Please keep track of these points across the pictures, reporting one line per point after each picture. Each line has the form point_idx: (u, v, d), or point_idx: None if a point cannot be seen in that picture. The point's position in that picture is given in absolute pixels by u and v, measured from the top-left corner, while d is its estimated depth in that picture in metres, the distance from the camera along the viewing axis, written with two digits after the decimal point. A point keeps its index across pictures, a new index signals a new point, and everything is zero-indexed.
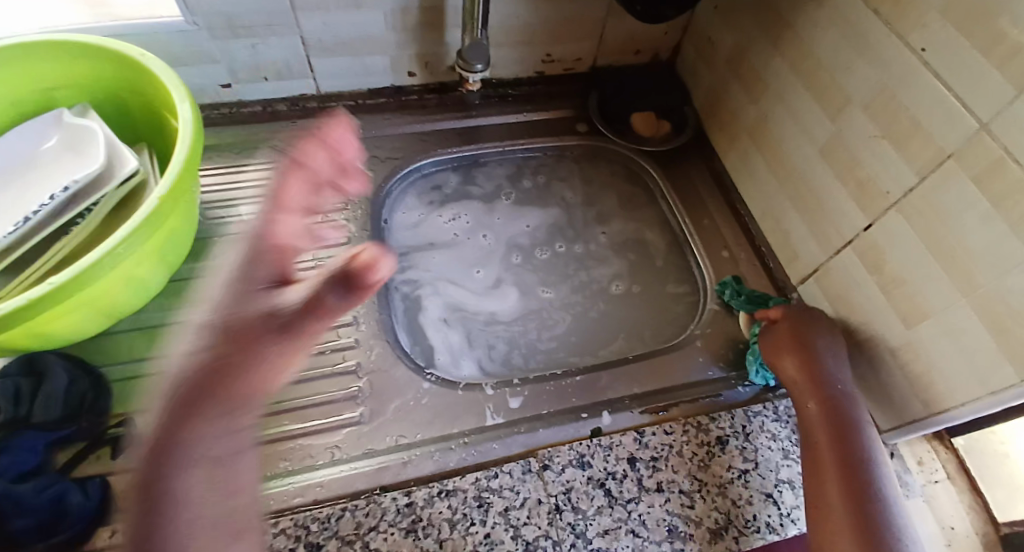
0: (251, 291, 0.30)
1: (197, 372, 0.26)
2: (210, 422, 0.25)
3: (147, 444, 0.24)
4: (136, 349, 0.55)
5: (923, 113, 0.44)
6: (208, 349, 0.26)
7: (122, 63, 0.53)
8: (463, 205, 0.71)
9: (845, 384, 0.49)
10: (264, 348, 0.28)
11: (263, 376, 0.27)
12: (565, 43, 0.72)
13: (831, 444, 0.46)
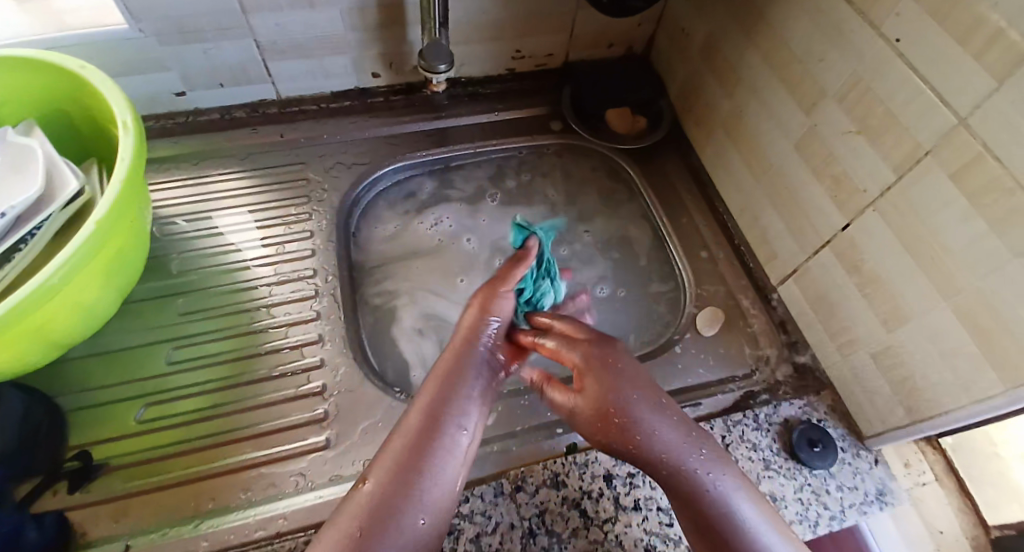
0: (475, 386, 0.40)
1: (437, 433, 0.36)
2: (430, 469, 0.34)
3: (399, 467, 0.34)
4: (86, 376, 0.52)
5: (899, 107, 0.42)
6: (447, 424, 0.37)
7: (63, 76, 0.50)
8: (446, 207, 0.68)
9: (617, 374, 0.40)
10: (461, 437, 0.37)
11: (456, 464, 0.36)
12: (534, 38, 0.69)
13: (636, 446, 0.38)
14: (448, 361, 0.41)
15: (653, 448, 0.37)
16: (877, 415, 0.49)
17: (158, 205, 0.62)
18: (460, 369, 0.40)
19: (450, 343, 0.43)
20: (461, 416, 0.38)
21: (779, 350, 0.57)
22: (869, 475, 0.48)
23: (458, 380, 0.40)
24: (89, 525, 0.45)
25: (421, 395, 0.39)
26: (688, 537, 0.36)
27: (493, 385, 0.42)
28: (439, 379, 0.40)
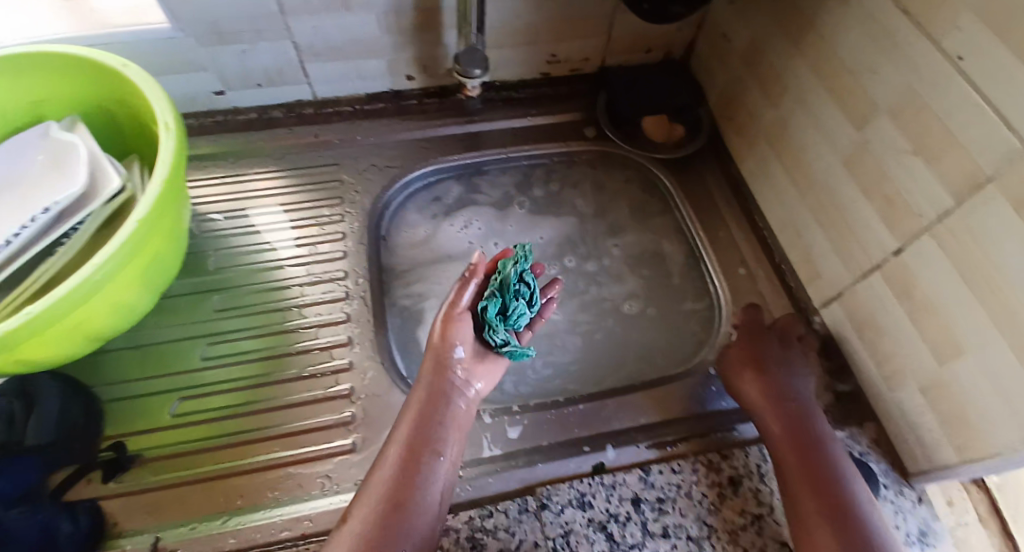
0: (445, 421, 0.44)
1: (413, 470, 0.41)
2: (411, 502, 0.39)
3: (383, 504, 0.38)
4: (124, 369, 0.54)
5: (959, 127, 0.40)
6: (421, 461, 0.41)
7: (108, 75, 0.51)
8: (471, 211, 0.68)
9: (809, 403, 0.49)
10: (435, 471, 0.41)
11: (434, 496, 0.40)
12: (571, 43, 0.68)
13: (796, 456, 0.45)
14: (419, 398, 0.45)
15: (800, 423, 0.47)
16: (923, 451, 0.47)
17: (195, 203, 0.63)
18: (431, 407, 0.45)
19: (418, 379, 0.47)
20: (433, 450, 0.42)
21: (818, 374, 0.56)
22: (912, 514, 0.46)
23: (438, 411, 0.45)
24: (121, 517, 0.46)
25: (396, 435, 0.43)
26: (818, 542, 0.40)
27: (465, 415, 0.46)
28: (412, 419, 0.44)
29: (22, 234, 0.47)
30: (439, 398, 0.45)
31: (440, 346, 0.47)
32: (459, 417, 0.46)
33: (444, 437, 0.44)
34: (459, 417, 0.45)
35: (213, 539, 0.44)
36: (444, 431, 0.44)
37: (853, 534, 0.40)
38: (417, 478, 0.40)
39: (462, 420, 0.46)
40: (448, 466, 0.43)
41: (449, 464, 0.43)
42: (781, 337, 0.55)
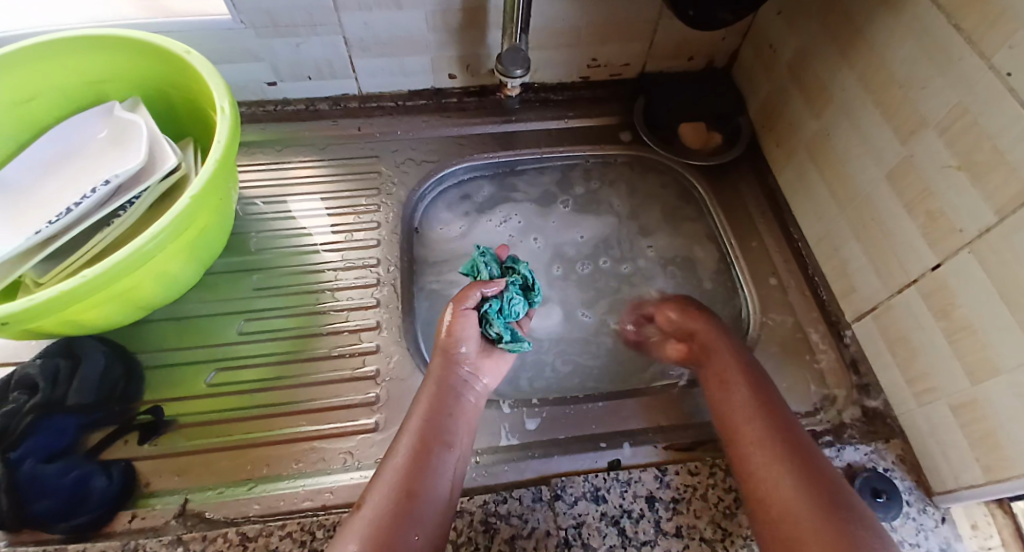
0: (455, 414, 0.46)
1: (424, 460, 0.41)
2: (422, 491, 0.39)
3: (396, 490, 0.39)
4: (165, 338, 0.56)
5: (1007, 142, 0.39)
6: (434, 452, 0.42)
7: (173, 62, 0.55)
8: (511, 206, 0.69)
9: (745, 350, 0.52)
10: (446, 462, 0.42)
11: (444, 487, 0.41)
12: (612, 47, 0.68)
13: (744, 399, 0.46)
14: (429, 394, 0.46)
15: (765, 411, 0.45)
16: (950, 471, 0.45)
17: (244, 187, 0.66)
18: (442, 400, 0.46)
19: (428, 374, 0.49)
20: (444, 443, 0.43)
21: (846, 391, 0.54)
22: (934, 533, 0.44)
23: (452, 405, 0.46)
24: (153, 476, 0.48)
25: (408, 426, 0.44)
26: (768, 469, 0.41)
27: (472, 409, 0.48)
28: (422, 411, 0.45)
29: (81, 203, 0.50)
30: (451, 393, 0.47)
31: (447, 343, 0.49)
32: (470, 414, 0.47)
33: (457, 431, 0.45)
34: (469, 415, 0.47)
35: (238, 504, 0.46)
36: (456, 427, 0.45)
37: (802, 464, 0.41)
38: (434, 469, 0.41)
39: (472, 418, 0.47)
40: (461, 461, 0.44)
41: (461, 459, 0.44)
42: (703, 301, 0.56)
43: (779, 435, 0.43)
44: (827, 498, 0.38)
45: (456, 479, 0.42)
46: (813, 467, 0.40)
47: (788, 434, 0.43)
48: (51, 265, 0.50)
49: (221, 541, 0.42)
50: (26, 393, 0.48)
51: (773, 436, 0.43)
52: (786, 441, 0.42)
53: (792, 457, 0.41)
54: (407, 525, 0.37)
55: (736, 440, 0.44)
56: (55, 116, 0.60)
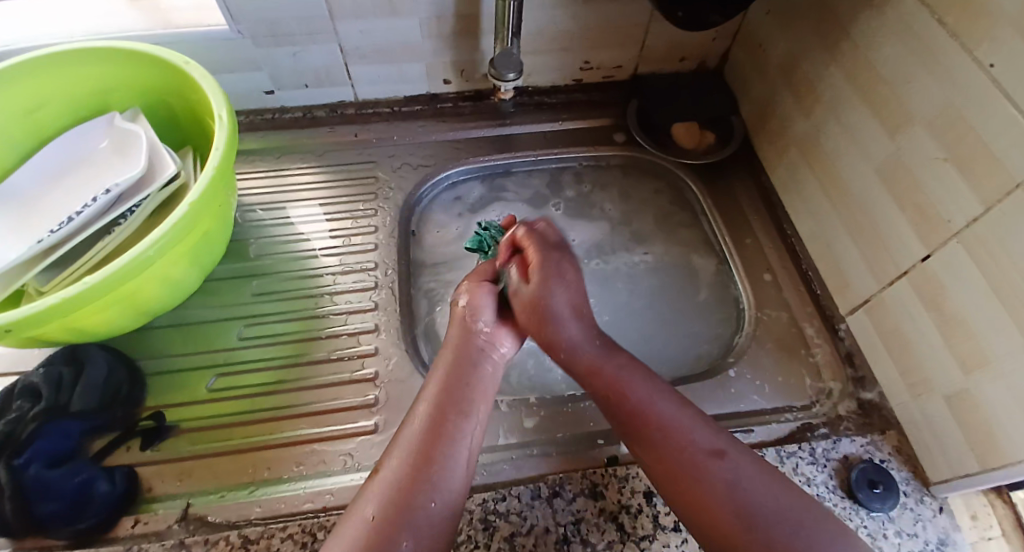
0: (474, 377, 0.45)
1: (440, 428, 0.41)
2: (440, 458, 0.40)
3: (413, 457, 0.39)
4: (167, 344, 0.57)
5: (991, 134, 0.39)
6: (451, 418, 0.42)
7: (173, 72, 0.56)
8: (503, 205, 0.70)
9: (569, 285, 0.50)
10: (465, 426, 0.42)
11: (462, 453, 0.41)
12: (604, 50, 0.69)
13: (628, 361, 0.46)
14: (448, 359, 0.46)
15: (642, 387, 0.44)
16: (945, 461, 0.46)
17: (243, 194, 0.67)
18: (460, 365, 0.46)
19: (446, 340, 0.49)
20: (462, 408, 0.43)
21: (842, 384, 0.55)
22: (932, 523, 0.44)
23: (470, 373, 0.45)
24: (155, 481, 0.49)
25: (427, 391, 0.44)
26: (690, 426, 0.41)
27: (494, 368, 0.47)
28: (440, 377, 0.45)
29: (83, 212, 0.51)
30: (469, 361, 0.46)
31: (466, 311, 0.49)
32: (491, 380, 0.46)
33: (477, 397, 0.44)
34: (490, 381, 0.46)
35: (240, 507, 0.46)
36: (475, 393, 0.44)
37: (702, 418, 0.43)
38: (451, 439, 0.41)
39: (493, 385, 0.46)
40: (481, 429, 0.43)
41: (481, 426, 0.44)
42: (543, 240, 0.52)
43: (657, 416, 0.42)
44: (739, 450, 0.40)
45: (476, 447, 0.42)
46: (699, 439, 0.41)
47: (668, 408, 0.43)
48: (54, 273, 0.51)
49: (223, 544, 0.42)
50: (29, 400, 0.48)
51: (654, 418, 0.42)
52: (668, 419, 0.42)
53: (678, 440, 0.41)
54: (424, 499, 0.38)
55: (625, 431, 0.43)
56: (57, 126, 0.61)
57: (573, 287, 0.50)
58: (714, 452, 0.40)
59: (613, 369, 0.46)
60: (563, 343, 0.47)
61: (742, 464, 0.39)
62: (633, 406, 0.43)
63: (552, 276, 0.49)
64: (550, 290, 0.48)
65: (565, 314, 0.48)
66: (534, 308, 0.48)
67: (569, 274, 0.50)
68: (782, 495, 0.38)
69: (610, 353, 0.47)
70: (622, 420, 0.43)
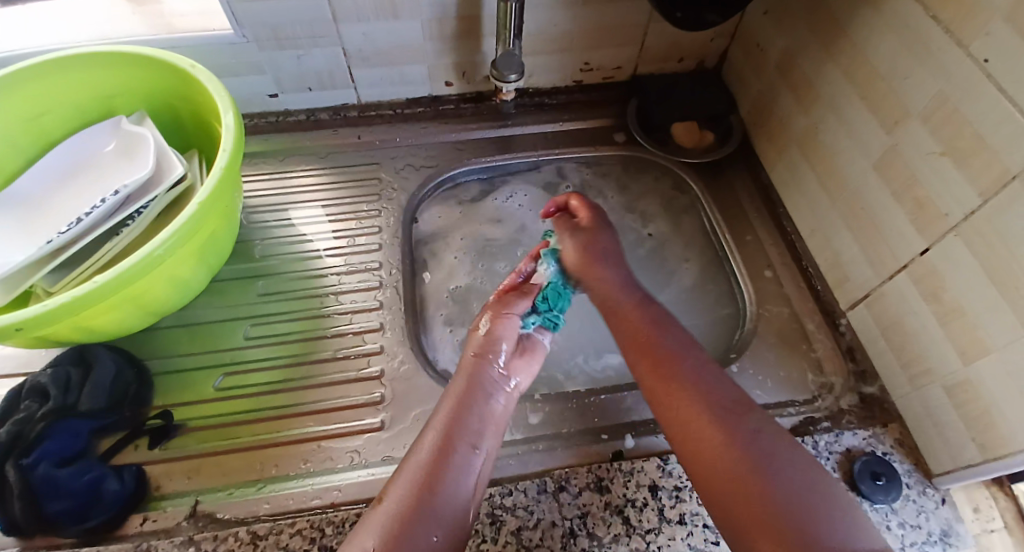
0: (482, 414, 0.45)
1: (446, 457, 0.41)
2: (443, 490, 0.39)
3: (416, 485, 0.39)
4: (173, 344, 0.57)
5: (987, 128, 0.40)
6: (456, 449, 0.42)
7: (177, 74, 0.56)
8: (517, 182, 0.72)
9: (604, 259, 0.55)
10: (470, 463, 0.42)
11: (466, 486, 0.41)
12: (603, 51, 0.70)
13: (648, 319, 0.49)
14: (460, 387, 0.47)
15: (663, 343, 0.47)
16: (947, 452, 0.46)
17: (246, 196, 0.67)
18: (470, 398, 0.46)
19: (461, 368, 0.49)
20: (469, 443, 0.43)
21: (844, 378, 0.55)
22: (935, 514, 0.45)
23: (479, 404, 0.46)
24: (163, 480, 0.49)
25: (435, 421, 0.44)
26: (706, 378, 0.44)
27: (502, 413, 0.47)
28: (449, 409, 0.45)
29: (92, 213, 0.52)
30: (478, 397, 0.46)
31: (480, 351, 0.49)
32: (499, 418, 0.46)
33: (485, 434, 0.44)
34: (499, 419, 0.46)
35: (248, 504, 0.47)
36: (482, 427, 0.44)
37: (716, 376, 0.44)
38: (456, 473, 0.41)
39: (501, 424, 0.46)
40: (485, 465, 0.43)
41: (487, 461, 0.43)
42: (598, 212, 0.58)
43: (676, 369, 0.45)
44: (758, 416, 0.41)
45: (478, 484, 0.42)
46: (721, 390, 0.43)
47: (688, 361, 0.45)
48: (62, 273, 0.52)
49: (233, 540, 0.42)
50: (38, 401, 0.49)
51: (678, 368, 0.45)
52: (692, 369, 0.45)
53: (697, 388, 0.43)
54: (424, 530, 0.37)
55: (646, 374, 0.46)
56: (63, 131, 0.61)
57: (611, 250, 0.56)
58: (733, 400, 0.42)
59: (652, 329, 0.49)
60: (605, 281, 0.53)
61: (760, 420, 0.41)
62: (664, 351, 0.46)
63: (598, 238, 0.56)
64: (594, 238, 0.56)
65: (607, 258, 0.55)
66: (584, 256, 0.55)
67: (613, 237, 0.57)
68: (789, 450, 0.39)
69: (648, 309, 0.51)
70: (646, 363, 0.46)
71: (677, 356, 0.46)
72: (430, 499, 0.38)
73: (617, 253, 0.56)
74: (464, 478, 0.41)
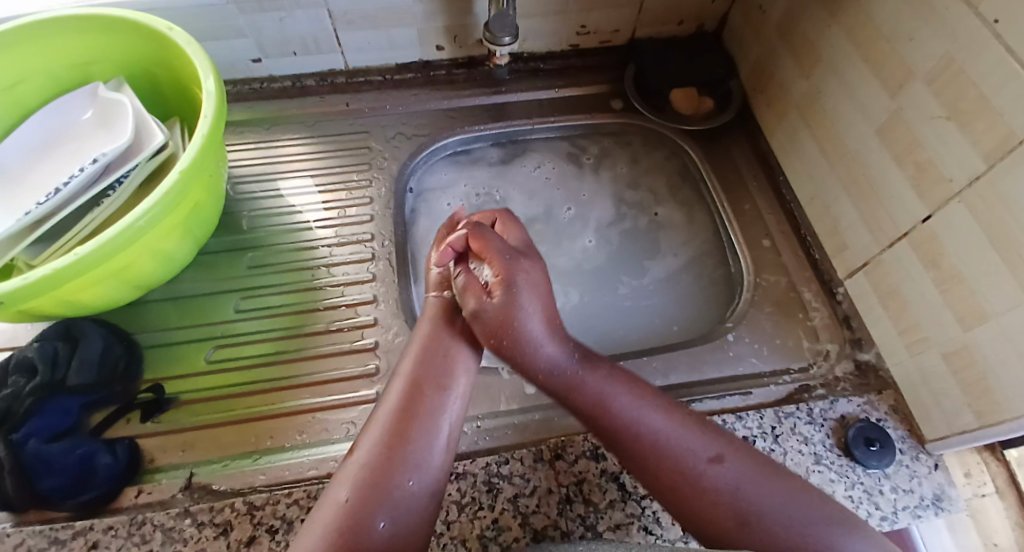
0: (453, 351, 0.45)
1: (417, 401, 0.42)
2: (416, 436, 0.40)
3: (386, 434, 0.39)
4: (162, 317, 0.56)
5: (994, 90, 0.39)
6: (427, 394, 0.42)
7: (156, 39, 0.54)
8: (545, 149, 0.71)
9: (527, 316, 0.43)
10: (444, 404, 0.42)
11: (443, 425, 0.41)
12: (600, 13, 0.68)
13: (606, 373, 0.44)
14: (428, 327, 0.47)
15: (628, 401, 0.42)
16: (942, 419, 0.46)
17: (233, 165, 0.65)
18: (437, 338, 0.46)
19: (425, 311, 0.49)
20: (440, 382, 0.43)
21: (839, 345, 0.55)
22: (928, 479, 0.45)
23: (450, 343, 0.46)
24: (158, 452, 0.49)
25: (403, 367, 0.44)
26: (683, 433, 0.41)
27: (475, 350, 0.46)
28: (415, 353, 0.45)
29: (70, 184, 0.50)
30: (445, 341, 0.46)
31: (444, 303, 0.48)
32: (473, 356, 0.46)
33: (460, 374, 0.44)
34: (472, 357, 0.46)
35: (244, 475, 0.46)
36: (451, 368, 0.44)
37: (683, 440, 0.40)
38: (428, 417, 0.41)
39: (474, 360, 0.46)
40: (462, 405, 0.43)
41: (463, 400, 0.44)
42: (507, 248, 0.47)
43: (647, 429, 0.41)
44: (745, 493, 0.37)
45: (456, 419, 0.42)
46: (697, 447, 0.40)
47: (657, 421, 0.41)
48: (43, 246, 0.50)
49: (228, 511, 0.42)
50: (25, 376, 0.48)
51: (646, 439, 0.41)
52: (659, 431, 0.41)
53: (673, 455, 0.39)
54: (397, 474, 0.37)
55: (646, 473, 0.40)
56: (40, 99, 0.59)
57: (536, 303, 0.45)
58: (713, 459, 0.39)
59: (595, 383, 0.43)
60: (540, 365, 0.43)
61: (741, 465, 0.39)
62: (621, 424, 0.41)
63: (518, 283, 0.44)
64: (519, 297, 0.44)
65: (536, 335, 0.43)
66: (503, 327, 0.43)
67: (534, 278, 0.46)
68: (782, 489, 0.37)
69: (589, 365, 0.44)
70: (633, 459, 0.41)
71: (640, 406, 0.42)
72: (402, 445, 0.39)
73: (545, 307, 0.45)
74: (437, 418, 0.41)
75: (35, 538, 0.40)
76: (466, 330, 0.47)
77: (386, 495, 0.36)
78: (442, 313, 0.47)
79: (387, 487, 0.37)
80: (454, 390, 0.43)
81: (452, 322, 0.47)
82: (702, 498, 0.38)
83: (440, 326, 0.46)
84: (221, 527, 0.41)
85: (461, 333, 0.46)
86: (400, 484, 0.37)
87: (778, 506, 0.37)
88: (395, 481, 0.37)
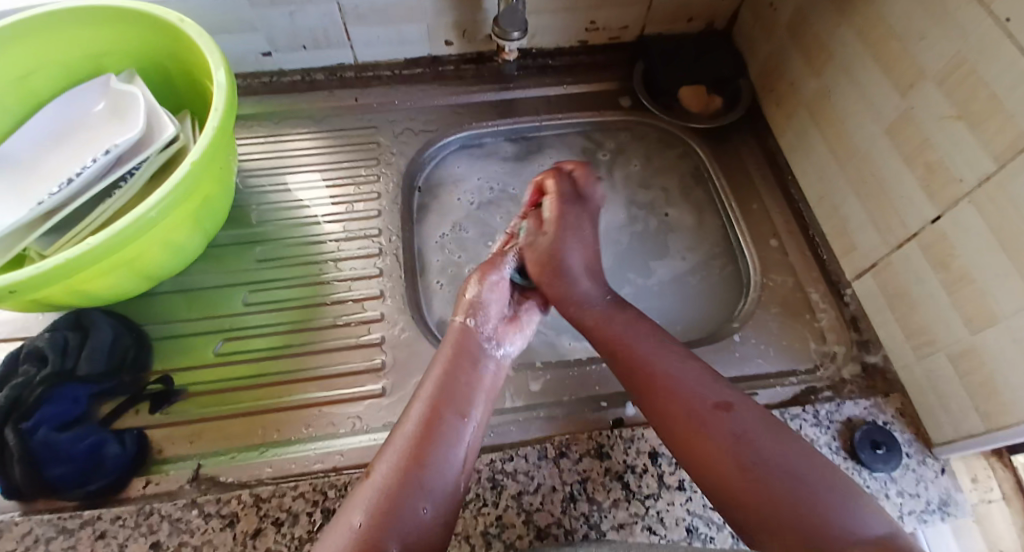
0: (471, 381, 0.45)
1: (435, 428, 0.41)
2: (431, 461, 0.39)
3: (404, 458, 0.39)
4: (170, 310, 0.57)
5: (1007, 91, 0.39)
6: (445, 421, 0.42)
7: (167, 33, 0.54)
8: (561, 148, 0.71)
9: (580, 273, 0.52)
10: (460, 433, 0.42)
11: (459, 456, 0.41)
12: (609, 10, 0.68)
13: (625, 325, 0.48)
14: (448, 353, 0.46)
15: (647, 343, 0.46)
16: (948, 422, 0.46)
17: (243, 159, 0.66)
18: (456, 365, 0.45)
19: (446, 338, 0.48)
20: (458, 411, 0.43)
21: (847, 347, 0.55)
22: (933, 483, 0.45)
23: (469, 371, 0.45)
24: (165, 444, 0.49)
25: (422, 392, 0.44)
26: (698, 376, 0.43)
27: (491, 382, 0.46)
28: (434, 379, 0.44)
29: (83, 173, 0.51)
30: (464, 371, 0.45)
31: (465, 332, 0.48)
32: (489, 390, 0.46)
33: (476, 406, 0.44)
34: (488, 388, 0.45)
35: (251, 467, 0.47)
36: (469, 398, 0.44)
37: (697, 384, 0.43)
38: (446, 448, 0.40)
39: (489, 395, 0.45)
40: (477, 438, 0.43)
41: (477, 433, 0.43)
42: (576, 198, 0.55)
43: (662, 372, 0.44)
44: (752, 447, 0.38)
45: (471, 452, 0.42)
46: (708, 393, 0.42)
47: (672, 362, 0.44)
48: (54, 237, 0.51)
49: (236, 502, 0.42)
50: (35, 365, 0.49)
51: (662, 378, 0.43)
52: (674, 373, 0.43)
53: (684, 396, 0.42)
54: (413, 503, 0.37)
55: (658, 414, 0.42)
56: (51, 91, 0.59)
57: (587, 245, 0.54)
58: (719, 405, 0.41)
59: (622, 323, 0.48)
60: (574, 297, 0.51)
61: (751, 415, 0.40)
62: (641, 361, 0.45)
63: (569, 227, 0.53)
64: (567, 244, 0.52)
65: (578, 271, 0.52)
66: (547, 261, 0.52)
67: (586, 229, 0.54)
68: (791, 448, 0.38)
69: (618, 308, 0.50)
70: (649, 401, 0.43)
71: (658, 349, 0.46)
72: (420, 473, 0.38)
73: (588, 257, 0.53)
74: (453, 449, 0.41)
75: (43, 527, 0.41)
76: (484, 362, 0.46)
77: (400, 524, 0.36)
78: (459, 345, 0.47)
79: (403, 517, 0.36)
80: (471, 424, 0.43)
81: (471, 354, 0.46)
82: (712, 443, 0.39)
83: (458, 356, 0.46)
84: (228, 519, 0.42)
85: (479, 365, 0.46)
86: (416, 513, 0.37)
87: (782, 456, 0.37)
88: (410, 510, 0.36)
